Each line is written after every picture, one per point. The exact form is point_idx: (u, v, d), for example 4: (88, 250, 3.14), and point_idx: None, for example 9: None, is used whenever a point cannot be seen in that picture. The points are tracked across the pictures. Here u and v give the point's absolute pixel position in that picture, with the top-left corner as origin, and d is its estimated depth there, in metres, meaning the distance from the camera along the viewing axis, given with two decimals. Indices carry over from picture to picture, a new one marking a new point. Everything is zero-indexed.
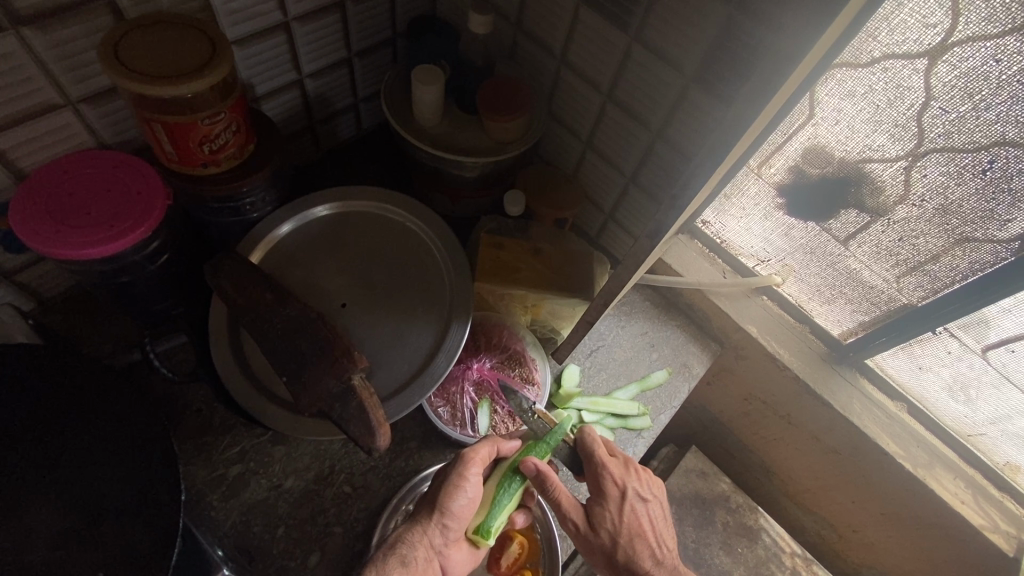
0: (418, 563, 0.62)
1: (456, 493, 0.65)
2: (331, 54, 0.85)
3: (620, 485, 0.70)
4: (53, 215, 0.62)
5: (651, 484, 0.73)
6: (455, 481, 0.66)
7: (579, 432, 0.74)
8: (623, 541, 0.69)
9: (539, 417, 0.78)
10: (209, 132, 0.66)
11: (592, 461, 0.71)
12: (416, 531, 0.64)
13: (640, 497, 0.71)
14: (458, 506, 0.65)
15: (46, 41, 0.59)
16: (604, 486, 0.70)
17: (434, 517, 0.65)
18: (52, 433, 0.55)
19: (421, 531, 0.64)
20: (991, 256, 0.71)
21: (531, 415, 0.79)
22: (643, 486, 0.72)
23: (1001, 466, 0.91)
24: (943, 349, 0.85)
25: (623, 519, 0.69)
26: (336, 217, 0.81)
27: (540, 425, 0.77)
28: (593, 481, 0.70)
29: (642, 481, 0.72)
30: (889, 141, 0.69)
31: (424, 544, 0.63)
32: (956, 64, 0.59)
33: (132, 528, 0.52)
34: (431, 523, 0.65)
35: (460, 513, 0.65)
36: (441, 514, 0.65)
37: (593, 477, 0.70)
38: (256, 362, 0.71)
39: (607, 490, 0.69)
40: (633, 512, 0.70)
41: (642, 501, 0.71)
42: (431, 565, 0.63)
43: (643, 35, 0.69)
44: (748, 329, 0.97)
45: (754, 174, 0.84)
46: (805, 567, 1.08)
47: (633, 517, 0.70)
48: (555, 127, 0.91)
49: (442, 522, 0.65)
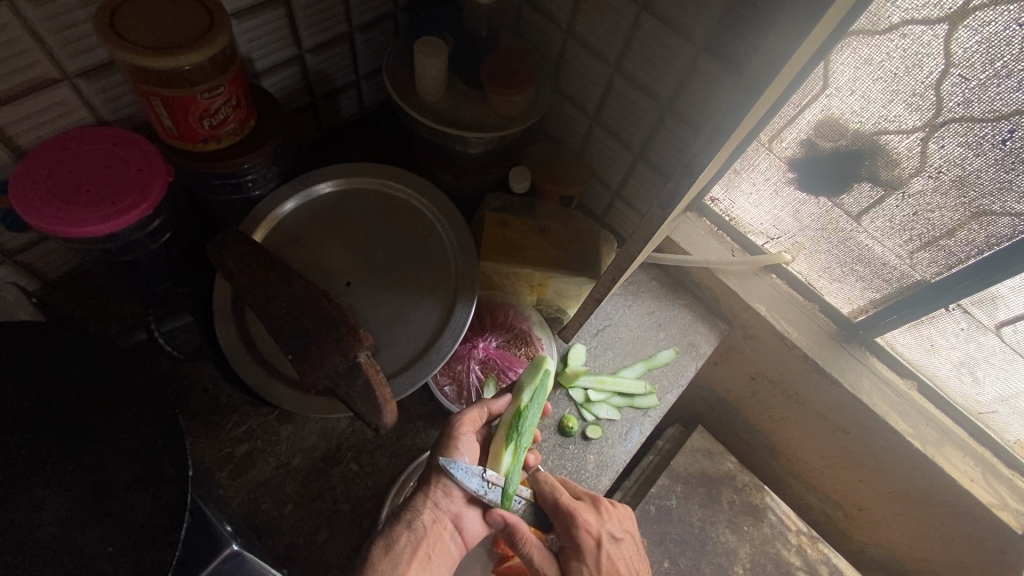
0: (425, 526, 0.62)
1: (449, 454, 0.64)
2: (331, 27, 0.83)
3: (594, 533, 0.67)
4: (55, 193, 0.62)
5: (622, 520, 0.71)
6: (448, 443, 0.67)
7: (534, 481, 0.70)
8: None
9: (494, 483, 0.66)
10: (208, 107, 0.65)
11: (563, 509, 0.67)
12: (418, 497, 0.64)
13: (612, 537, 0.68)
14: (456, 464, 0.64)
15: (42, 12, 0.57)
16: (580, 534, 0.66)
17: (433, 479, 0.64)
18: (58, 409, 0.55)
19: (423, 496, 0.63)
20: (1007, 230, 0.70)
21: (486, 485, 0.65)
22: (614, 525, 0.69)
23: (1012, 444, 0.90)
24: (955, 326, 0.84)
25: (602, 569, 0.65)
26: (339, 195, 0.79)
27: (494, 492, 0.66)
28: (568, 531, 0.66)
29: (613, 519, 0.70)
30: (905, 112, 0.67)
31: (429, 507, 0.63)
32: (978, 28, 0.57)
33: (140, 504, 0.52)
34: (431, 487, 0.64)
35: (458, 472, 0.64)
36: (438, 475, 0.64)
37: (565, 528, 0.67)
38: (261, 340, 0.71)
39: (582, 541, 0.65)
40: (610, 557, 0.66)
41: (615, 542, 0.68)
42: (441, 526, 0.62)
43: (652, 4, 0.67)
44: (757, 307, 0.96)
45: (764, 148, 0.82)
46: (811, 545, 1.08)
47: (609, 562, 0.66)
48: (560, 102, 0.89)
49: (442, 482, 0.64)
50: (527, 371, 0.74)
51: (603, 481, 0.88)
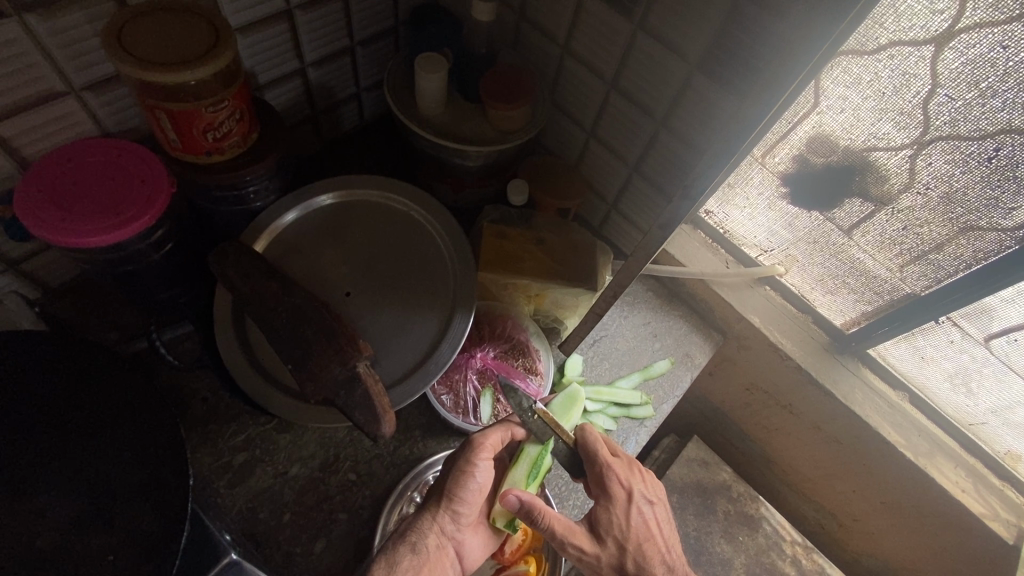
0: (429, 550, 0.63)
1: (465, 479, 0.66)
2: (332, 42, 0.84)
3: (626, 487, 0.68)
4: (58, 203, 0.63)
5: (656, 486, 0.71)
6: (464, 467, 0.67)
7: (577, 429, 0.71)
8: (631, 548, 0.65)
9: (540, 417, 0.72)
10: (213, 121, 0.66)
11: (595, 461, 0.68)
12: (425, 520, 0.65)
13: (645, 500, 0.68)
14: (469, 491, 0.66)
15: (50, 27, 0.59)
16: (610, 487, 0.67)
17: (443, 504, 0.66)
18: (60, 418, 0.56)
19: (431, 519, 0.65)
20: (995, 245, 0.72)
21: (531, 415, 0.72)
22: (647, 488, 0.69)
23: (1002, 455, 0.92)
24: (945, 338, 0.85)
25: (629, 523, 0.66)
26: (339, 207, 0.81)
27: (541, 425, 0.71)
28: (597, 483, 0.68)
29: (646, 483, 0.70)
30: (894, 130, 0.68)
31: (435, 532, 0.64)
32: (963, 50, 0.59)
33: (141, 514, 0.53)
34: (440, 510, 0.66)
35: (470, 499, 0.66)
36: (450, 500, 0.66)
37: (598, 478, 0.68)
38: (261, 351, 0.72)
39: (614, 492, 0.67)
40: (639, 516, 0.67)
41: (649, 506, 0.68)
42: (444, 552, 0.64)
43: (648, 23, 0.69)
44: (751, 318, 0.97)
45: (757, 163, 0.84)
46: (805, 555, 1.09)
47: (640, 521, 0.67)
48: (558, 117, 0.91)
49: (452, 508, 0.66)
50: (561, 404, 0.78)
51: None
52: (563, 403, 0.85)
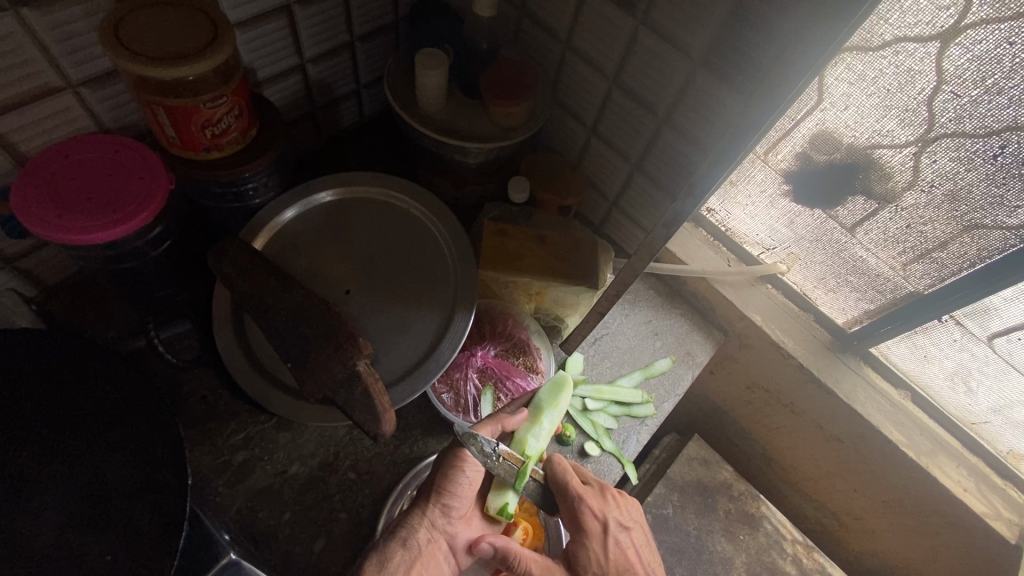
0: (419, 545, 0.63)
1: (455, 473, 0.65)
2: (332, 38, 0.84)
3: (601, 518, 0.67)
4: (56, 200, 0.62)
5: (629, 510, 0.71)
6: (453, 462, 0.65)
7: (547, 466, 0.69)
8: None
9: (506, 458, 0.66)
10: (211, 116, 0.65)
11: (568, 497, 0.67)
12: (416, 515, 0.65)
13: (621, 526, 0.68)
14: (459, 486, 0.65)
15: (46, 22, 0.58)
16: (586, 522, 0.66)
17: (433, 498, 0.65)
18: (57, 417, 0.55)
19: (421, 514, 0.65)
20: (999, 244, 0.71)
21: (496, 458, 0.65)
22: (622, 514, 0.69)
23: (1004, 454, 0.92)
24: (948, 337, 0.85)
25: (608, 555, 0.66)
26: (340, 204, 0.80)
27: (507, 467, 0.65)
28: (573, 518, 0.66)
29: (620, 508, 0.70)
30: (899, 127, 0.68)
31: (425, 526, 0.64)
32: (969, 47, 0.58)
33: (139, 514, 0.52)
34: (430, 504, 0.65)
35: (461, 493, 0.65)
36: (440, 494, 0.65)
37: (572, 514, 0.66)
38: (260, 349, 0.71)
39: (589, 527, 0.66)
40: (617, 545, 0.67)
41: (624, 531, 0.68)
42: (435, 546, 0.64)
43: (651, 19, 0.68)
44: (753, 317, 0.97)
45: (760, 160, 0.84)
46: (806, 554, 1.09)
47: (618, 551, 0.66)
48: (560, 114, 0.90)
49: (442, 502, 0.65)
50: (548, 392, 0.75)
51: None
52: (549, 394, 0.75)
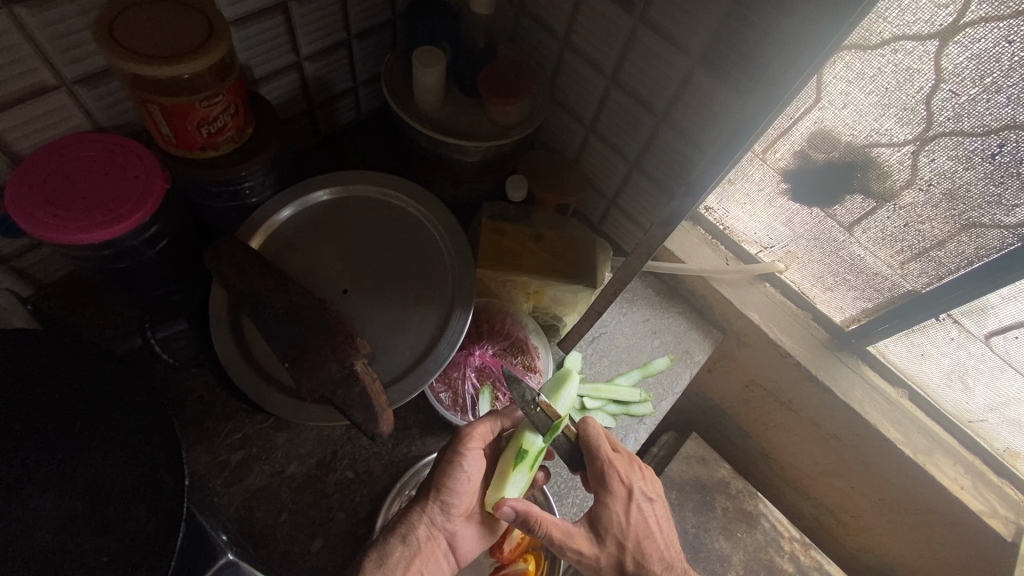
0: (419, 541, 0.63)
1: (453, 470, 0.65)
2: (329, 35, 0.83)
3: (626, 484, 0.66)
4: (51, 199, 0.62)
5: (654, 482, 0.70)
6: (452, 458, 0.65)
7: (579, 423, 0.68)
8: (630, 547, 0.65)
9: (543, 410, 0.68)
10: (207, 115, 0.65)
11: (596, 458, 0.66)
12: (414, 511, 0.65)
13: (644, 497, 0.67)
14: (457, 484, 0.65)
15: (40, 20, 0.57)
16: (611, 485, 0.65)
17: (432, 495, 0.65)
18: (53, 417, 0.55)
19: (421, 511, 0.65)
20: (997, 242, 0.71)
21: (535, 407, 0.68)
22: (647, 485, 0.68)
23: (1001, 452, 0.92)
24: (945, 336, 0.85)
25: (629, 522, 0.65)
26: (337, 203, 0.80)
27: (544, 417, 0.67)
28: (598, 481, 0.65)
29: (646, 479, 0.69)
30: (897, 126, 0.68)
31: (425, 523, 0.64)
32: (967, 45, 0.58)
33: (136, 515, 0.52)
34: (429, 502, 0.65)
35: (459, 491, 0.65)
36: (438, 491, 0.65)
37: (599, 476, 0.65)
38: (258, 349, 0.71)
39: (614, 490, 0.65)
40: (640, 514, 0.66)
41: (648, 502, 0.67)
42: (435, 543, 0.65)
43: (649, 17, 0.68)
44: (751, 316, 0.97)
45: (758, 159, 0.83)
46: (804, 551, 1.09)
47: (639, 519, 0.66)
48: (558, 112, 0.90)
49: (441, 500, 0.65)
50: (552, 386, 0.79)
51: None
52: (554, 386, 0.79)
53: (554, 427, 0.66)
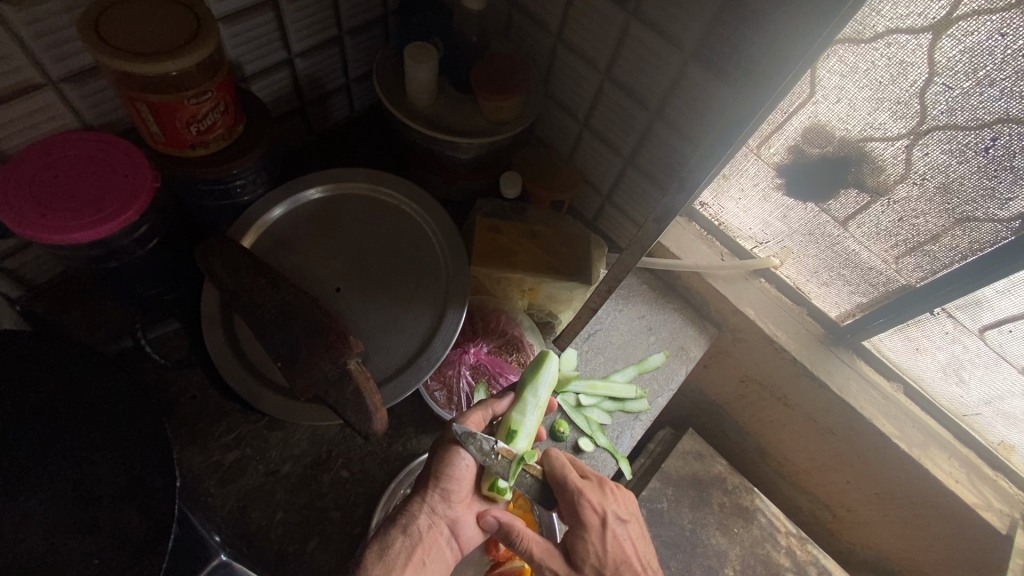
0: (421, 531, 0.62)
1: (452, 458, 0.63)
2: (320, 32, 0.83)
3: (600, 512, 0.64)
4: (38, 199, 0.61)
5: (627, 502, 0.69)
6: (450, 446, 0.64)
7: (543, 460, 0.66)
8: (609, 574, 0.63)
9: (502, 457, 0.64)
10: (196, 113, 0.64)
11: (567, 490, 0.64)
12: (414, 501, 0.64)
13: (619, 520, 0.66)
14: (456, 471, 0.63)
15: (25, 17, 0.57)
16: (586, 516, 0.63)
17: (432, 484, 0.64)
18: (41, 420, 0.54)
19: (421, 500, 0.63)
20: (991, 236, 0.71)
21: (493, 457, 0.63)
22: (620, 507, 0.67)
23: (996, 445, 0.92)
24: (940, 330, 0.85)
25: (607, 549, 0.63)
26: (329, 200, 0.79)
27: (503, 465, 0.63)
28: (572, 513, 0.64)
29: (619, 500, 0.68)
30: (891, 120, 0.68)
31: (425, 512, 0.63)
32: (961, 38, 0.58)
33: (127, 518, 0.52)
34: (429, 491, 0.64)
35: (459, 478, 0.64)
36: (437, 479, 0.63)
37: (571, 508, 0.64)
38: (250, 348, 0.70)
39: (590, 521, 0.63)
40: (617, 539, 0.64)
41: (623, 524, 0.66)
42: (436, 531, 0.63)
43: (642, 11, 0.67)
44: (746, 311, 0.97)
45: (753, 154, 0.83)
46: (800, 546, 1.09)
47: (617, 545, 0.64)
48: (552, 108, 0.89)
49: (441, 488, 0.63)
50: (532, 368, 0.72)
51: None
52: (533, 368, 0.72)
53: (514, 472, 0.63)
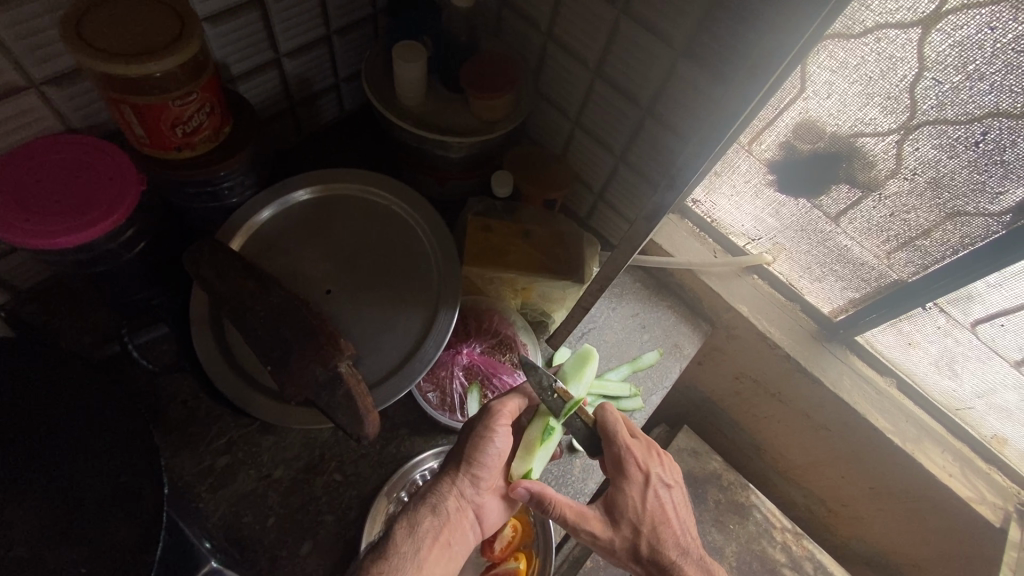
0: (448, 512, 0.62)
1: (485, 444, 0.64)
2: (308, 31, 0.82)
3: (643, 470, 0.66)
4: (21, 203, 0.60)
5: (672, 468, 0.70)
6: (483, 433, 0.65)
7: (596, 408, 0.68)
8: (646, 532, 0.65)
9: (560, 396, 0.68)
10: (181, 114, 0.63)
11: (613, 443, 0.66)
12: (444, 482, 0.64)
13: (662, 483, 0.67)
14: (488, 457, 0.64)
15: (5, 19, 0.56)
16: (628, 471, 0.65)
17: (463, 468, 0.64)
18: (26, 428, 0.54)
19: (451, 483, 0.64)
20: (982, 230, 0.71)
21: (552, 393, 0.68)
22: (665, 471, 0.68)
23: (989, 439, 0.93)
24: (932, 324, 0.85)
25: (645, 507, 0.65)
26: (318, 202, 0.79)
27: (561, 404, 0.67)
28: (615, 465, 0.66)
29: (664, 465, 0.69)
30: (881, 115, 0.67)
31: (454, 495, 0.63)
32: (950, 32, 0.58)
33: (115, 526, 0.51)
34: (459, 475, 0.64)
35: (490, 464, 0.65)
36: (470, 464, 0.64)
37: (616, 461, 0.66)
38: (240, 352, 0.70)
39: (631, 475, 0.65)
40: (656, 499, 0.66)
41: (665, 487, 0.67)
42: (463, 514, 0.64)
43: (631, 8, 0.67)
44: (739, 308, 0.97)
45: (744, 150, 0.83)
46: (795, 542, 1.10)
47: (656, 504, 0.66)
48: (543, 106, 0.89)
49: (472, 472, 0.64)
50: (574, 363, 0.76)
51: (591, 485, 0.88)
52: (576, 362, 0.76)
53: (569, 411, 0.67)
